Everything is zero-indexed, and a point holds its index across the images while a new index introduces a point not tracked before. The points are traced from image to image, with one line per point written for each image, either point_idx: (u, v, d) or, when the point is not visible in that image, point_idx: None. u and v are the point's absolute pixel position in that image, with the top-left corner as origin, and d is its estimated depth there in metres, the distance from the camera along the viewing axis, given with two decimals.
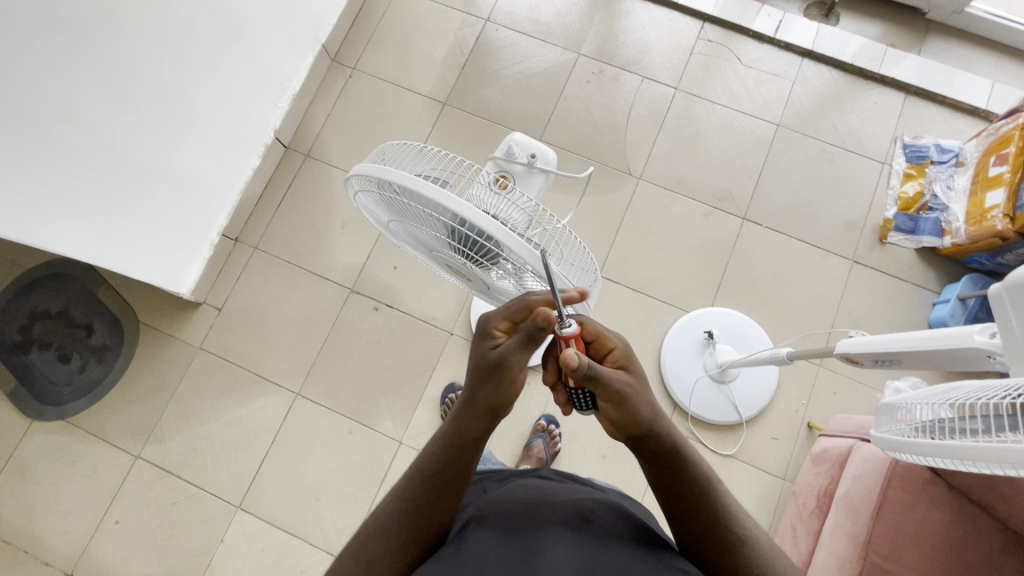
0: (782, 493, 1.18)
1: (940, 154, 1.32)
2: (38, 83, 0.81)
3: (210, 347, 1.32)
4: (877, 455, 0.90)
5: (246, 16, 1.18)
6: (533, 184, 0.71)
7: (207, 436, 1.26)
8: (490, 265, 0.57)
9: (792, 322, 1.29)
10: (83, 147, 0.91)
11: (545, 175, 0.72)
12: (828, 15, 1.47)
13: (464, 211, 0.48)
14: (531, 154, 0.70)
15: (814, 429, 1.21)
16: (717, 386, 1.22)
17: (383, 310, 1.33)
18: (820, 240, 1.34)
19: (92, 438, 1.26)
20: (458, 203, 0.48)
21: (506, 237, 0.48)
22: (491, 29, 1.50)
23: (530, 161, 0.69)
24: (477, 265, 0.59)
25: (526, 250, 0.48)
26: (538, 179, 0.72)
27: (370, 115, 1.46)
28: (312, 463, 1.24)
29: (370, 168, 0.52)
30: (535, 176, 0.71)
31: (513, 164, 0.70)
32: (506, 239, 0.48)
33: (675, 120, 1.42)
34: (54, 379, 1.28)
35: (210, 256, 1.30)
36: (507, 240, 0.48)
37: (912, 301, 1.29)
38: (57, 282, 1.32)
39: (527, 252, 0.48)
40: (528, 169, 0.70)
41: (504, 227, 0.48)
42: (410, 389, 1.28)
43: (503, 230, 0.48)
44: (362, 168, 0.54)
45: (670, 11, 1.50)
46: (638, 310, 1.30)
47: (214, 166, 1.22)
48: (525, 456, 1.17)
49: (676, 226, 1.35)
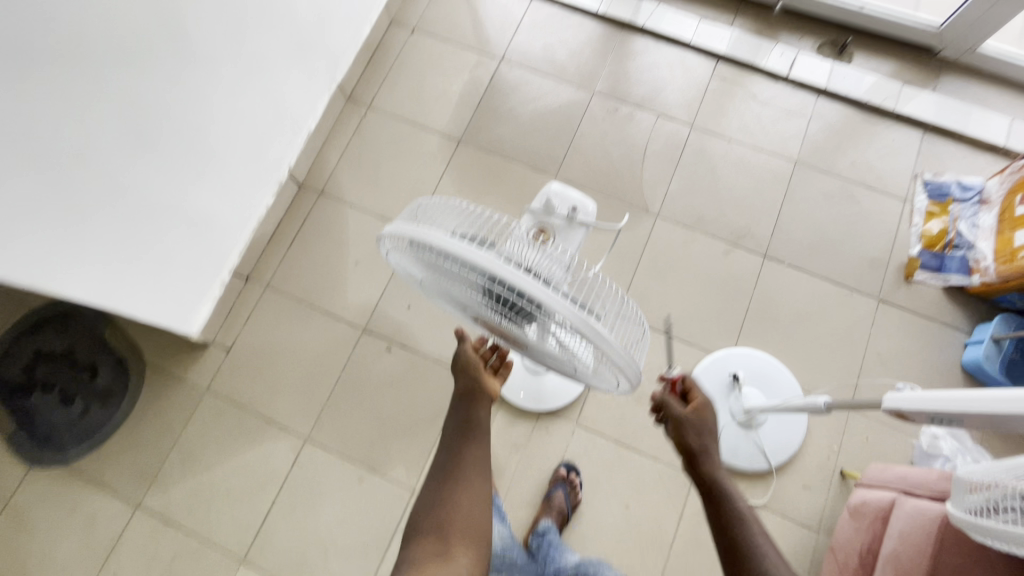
0: (817, 546, 1.12)
1: (963, 191, 1.31)
2: (54, 128, 0.79)
3: (218, 389, 1.28)
4: (926, 513, 0.85)
5: (267, 59, 1.18)
6: (573, 236, 0.81)
7: (211, 484, 1.21)
8: (530, 325, 0.55)
9: (818, 363, 1.25)
10: (99, 191, 0.89)
11: (583, 227, 0.81)
12: (841, 54, 1.48)
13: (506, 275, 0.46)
14: (571, 210, 0.81)
15: (848, 477, 1.15)
16: (745, 431, 1.18)
17: (396, 351, 1.29)
18: (843, 278, 1.31)
19: (91, 485, 1.21)
20: (499, 266, 0.46)
21: (552, 301, 0.46)
22: (506, 68, 1.51)
23: (571, 215, 0.80)
24: (515, 325, 0.56)
25: (573, 310, 0.46)
26: (577, 230, 0.81)
27: (386, 152, 1.46)
28: (321, 513, 1.18)
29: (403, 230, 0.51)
30: (573, 228, 0.81)
31: (553, 216, 0.81)
32: (552, 304, 0.46)
33: (691, 156, 1.41)
34: (54, 424, 1.23)
35: (221, 294, 1.28)
36: (552, 304, 0.45)
37: (942, 341, 1.25)
38: (62, 322, 1.27)
39: (575, 315, 0.46)
40: (567, 222, 0.81)
41: (548, 287, 0.46)
42: (424, 434, 1.23)
43: (548, 293, 0.45)
44: (395, 229, 0.52)
45: (683, 50, 1.51)
46: (659, 351, 1.26)
47: (228, 205, 1.21)
48: (545, 507, 1.12)
49: (696, 264, 1.32)
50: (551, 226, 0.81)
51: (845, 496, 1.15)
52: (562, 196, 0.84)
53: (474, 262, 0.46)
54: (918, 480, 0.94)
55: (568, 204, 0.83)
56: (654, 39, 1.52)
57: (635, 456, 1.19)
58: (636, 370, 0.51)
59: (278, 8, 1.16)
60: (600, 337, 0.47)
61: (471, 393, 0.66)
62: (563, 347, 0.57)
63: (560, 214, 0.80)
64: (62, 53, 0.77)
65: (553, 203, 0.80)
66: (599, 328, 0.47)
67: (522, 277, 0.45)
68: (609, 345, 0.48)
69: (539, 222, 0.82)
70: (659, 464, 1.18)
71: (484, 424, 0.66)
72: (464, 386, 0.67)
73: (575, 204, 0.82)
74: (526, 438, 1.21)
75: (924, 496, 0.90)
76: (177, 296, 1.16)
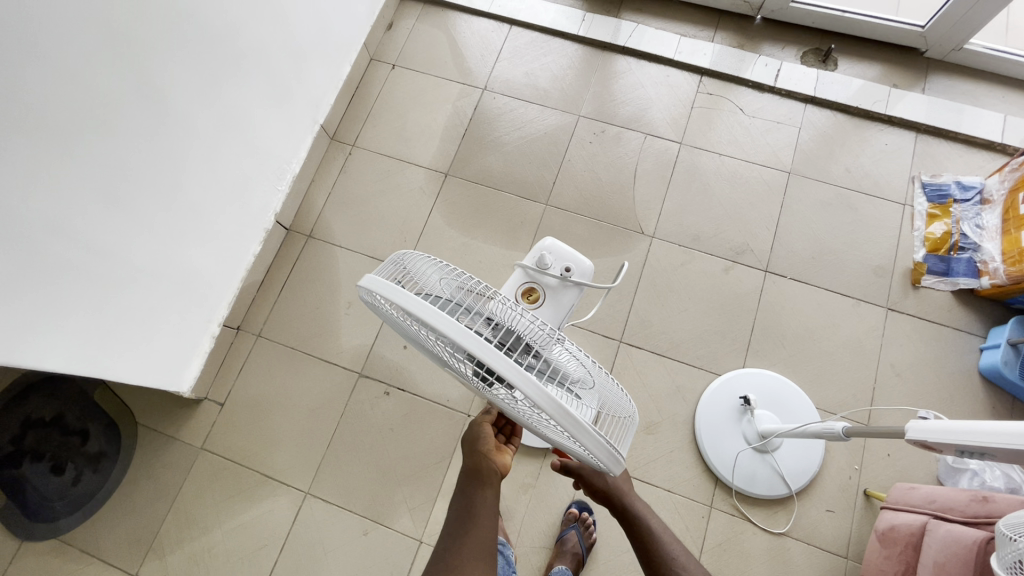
0: (847, 574, 1.07)
1: (963, 191, 1.28)
2: (23, 199, 0.76)
3: (213, 446, 1.24)
4: (962, 541, 0.80)
5: (246, 108, 1.16)
6: (566, 296, 0.78)
7: (209, 548, 1.16)
8: (505, 393, 0.52)
9: (831, 379, 1.21)
10: (77, 259, 0.86)
11: (577, 287, 0.78)
12: (826, 61, 1.46)
13: (462, 339, 0.44)
14: (564, 268, 0.77)
15: (873, 498, 1.10)
16: (760, 456, 1.13)
17: (394, 395, 1.25)
18: (848, 289, 1.27)
19: (86, 557, 1.16)
20: (461, 334, 0.44)
21: (508, 369, 0.43)
22: (489, 98, 1.50)
23: (564, 275, 0.77)
24: (489, 387, 0.54)
25: (546, 397, 0.43)
26: (570, 290, 0.78)
27: (373, 190, 1.44)
28: (325, 571, 1.13)
29: (369, 281, 0.50)
30: (567, 288, 0.78)
31: (545, 275, 0.77)
32: (506, 371, 0.43)
33: (683, 174, 1.39)
34: (47, 494, 1.18)
35: (211, 348, 1.25)
36: (507, 372, 0.43)
37: (956, 347, 1.21)
38: (50, 387, 1.23)
39: (534, 389, 0.43)
40: (561, 282, 0.77)
41: (520, 367, 0.44)
42: (428, 480, 1.18)
43: (505, 362, 0.43)
44: (368, 281, 0.50)
45: (665, 67, 1.49)
46: (665, 376, 1.22)
47: (213, 259, 1.18)
48: (558, 551, 1.07)
49: (697, 284, 1.29)
50: (542, 284, 0.78)
51: (871, 518, 1.10)
52: (555, 252, 0.80)
53: (429, 321, 0.45)
54: (948, 502, 0.90)
55: (562, 262, 0.79)
56: (635, 59, 1.51)
57: (649, 489, 1.14)
58: (612, 457, 0.48)
59: (250, 55, 1.14)
60: (563, 414, 0.44)
61: (477, 469, 0.64)
62: (538, 417, 0.54)
63: (552, 274, 0.77)
64: (26, 124, 0.74)
65: (545, 262, 0.77)
66: (573, 415, 0.44)
67: (483, 346, 0.44)
68: (575, 427, 0.45)
69: (531, 280, 0.78)
70: (674, 496, 1.13)
71: (488, 504, 0.61)
72: (472, 463, 0.65)
73: (569, 263, 0.78)
74: (534, 477, 1.16)
75: (956, 521, 0.85)
76: (166, 357, 1.13)
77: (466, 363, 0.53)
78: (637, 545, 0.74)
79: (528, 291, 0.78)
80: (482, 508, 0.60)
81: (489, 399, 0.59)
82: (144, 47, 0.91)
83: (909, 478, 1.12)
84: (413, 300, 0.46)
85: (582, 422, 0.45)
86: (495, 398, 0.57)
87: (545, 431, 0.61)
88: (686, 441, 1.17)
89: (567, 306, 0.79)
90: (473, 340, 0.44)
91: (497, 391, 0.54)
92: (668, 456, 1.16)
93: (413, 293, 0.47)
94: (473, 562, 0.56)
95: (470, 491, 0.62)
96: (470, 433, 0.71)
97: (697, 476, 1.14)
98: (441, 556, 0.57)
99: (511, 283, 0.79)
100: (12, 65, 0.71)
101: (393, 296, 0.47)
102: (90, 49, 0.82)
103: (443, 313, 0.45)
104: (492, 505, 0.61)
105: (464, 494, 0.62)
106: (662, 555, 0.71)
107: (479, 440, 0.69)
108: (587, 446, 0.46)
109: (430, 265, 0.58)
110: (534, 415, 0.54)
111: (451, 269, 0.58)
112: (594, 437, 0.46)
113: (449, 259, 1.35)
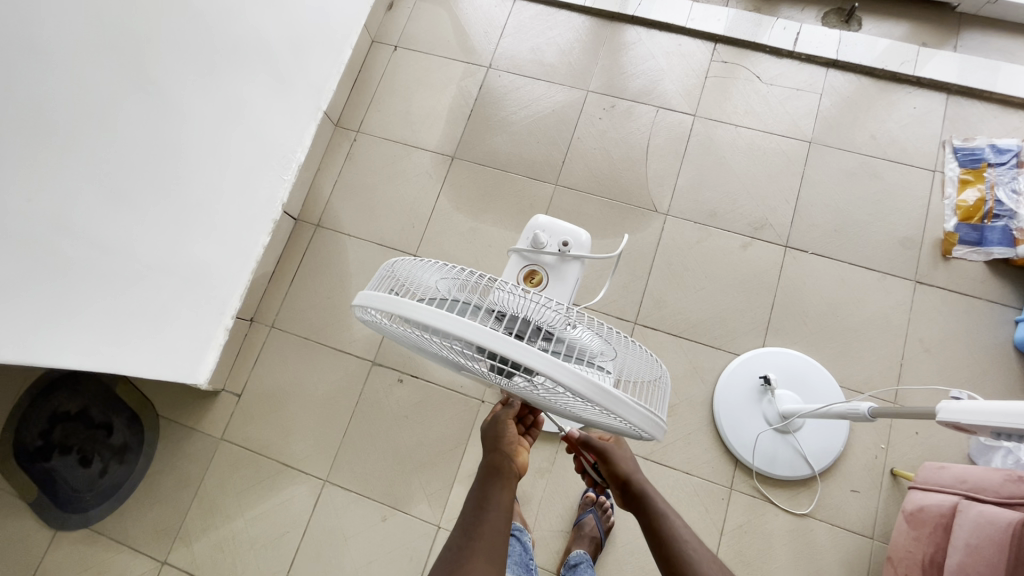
0: (872, 556, 1.05)
1: (998, 155, 1.22)
2: (29, 200, 0.76)
3: (233, 437, 1.25)
4: (994, 521, 0.77)
5: (247, 96, 1.13)
6: (568, 272, 0.74)
7: (233, 536, 1.18)
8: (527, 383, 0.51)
9: (855, 358, 1.16)
10: (87, 256, 0.86)
11: (577, 261, 0.74)
12: (849, 21, 1.38)
13: (477, 335, 0.42)
14: (561, 242, 0.74)
15: (900, 477, 1.07)
16: (782, 437, 1.10)
17: (407, 382, 1.25)
18: (874, 262, 1.22)
19: (117, 545, 1.19)
20: (472, 329, 0.42)
21: (530, 357, 0.42)
22: (494, 76, 1.46)
23: (562, 249, 0.74)
24: (510, 380, 0.53)
25: (580, 377, 0.42)
26: (571, 264, 0.74)
27: (380, 177, 1.42)
28: (345, 557, 1.15)
29: (371, 298, 0.49)
30: (567, 262, 0.74)
31: (543, 254, 0.74)
32: (527, 359, 0.42)
33: (697, 148, 1.33)
34: (76, 486, 1.22)
35: (225, 340, 1.26)
36: (531, 360, 0.42)
37: (990, 320, 1.16)
38: (74, 382, 1.26)
39: (561, 371, 0.42)
40: (559, 258, 0.74)
41: (544, 354, 0.42)
42: (445, 466, 1.19)
43: (525, 350, 0.42)
44: (369, 299, 0.49)
45: (678, 36, 1.43)
46: (682, 358, 1.19)
47: (221, 251, 1.18)
48: (576, 536, 1.07)
49: (714, 262, 1.25)
50: (542, 265, 0.75)
51: (898, 497, 1.07)
52: (549, 229, 0.77)
53: (440, 325, 0.43)
54: (981, 482, 0.86)
55: (558, 237, 0.76)
56: (645, 28, 1.45)
57: (667, 472, 1.12)
58: (651, 421, 0.47)
59: (247, 44, 1.11)
60: (596, 391, 0.42)
61: (496, 468, 0.64)
62: (564, 399, 0.52)
63: (549, 251, 0.74)
64: (27, 125, 0.73)
65: (540, 241, 0.73)
66: (607, 389, 0.43)
67: (500, 341, 0.42)
68: (612, 400, 0.43)
69: (530, 263, 0.75)
70: (693, 478, 1.11)
71: (502, 503, 0.60)
72: (492, 459, 0.65)
73: (566, 237, 0.75)
74: (550, 462, 1.15)
75: (990, 502, 0.82)
76: (180, 351, 1.14)
77: (482, 359, 0.51)
78: (645, 525, 0.73)
79: (530, 275, 0.75)
80: (497, 506, 0.60)
81: (512, 392, 0.58)
82: (138, 41, 0.88)
83: (939, 457, 1.08)
84: (420, 308, 0.45)
85: (616, 394, 0.43)
86: (518, 390, 0.55)
87: (574, 413, 0.59)
88: (704, 424, 1.14)
89: (571, 282, 0.75)
90: (490, 335, 0.42)
91: (519, 382, 0.52)
92: (687, 439, 1.14)
93: (416, 301, 0.45)
94: (484, 563, 0.55)
95: (488, 486, 0.62)
96: (491, 430, 0.69)
97: (717, 459, 1.12)
98: (454, 549, 0.56)
99: (510, 269, 0.76)
100: (8, 65, 0.70)
101: (401, 309, 0.46)
102: (82, 43, 0.79)
103: (453, 313, 0.44)
104: (506, 504, 0.61)
105: (479, 488, 0.62)
106: (672, 537, 0.69)
107: (502, 437, 0.68)
108: (626, 416, 0.45)
109: (424, 267, 0.57)
110: (561, 398, 0.52)
111: (447, 267, 0.56)
112: (630, 407, 0.44)
113: (458, 244, 1.33)
